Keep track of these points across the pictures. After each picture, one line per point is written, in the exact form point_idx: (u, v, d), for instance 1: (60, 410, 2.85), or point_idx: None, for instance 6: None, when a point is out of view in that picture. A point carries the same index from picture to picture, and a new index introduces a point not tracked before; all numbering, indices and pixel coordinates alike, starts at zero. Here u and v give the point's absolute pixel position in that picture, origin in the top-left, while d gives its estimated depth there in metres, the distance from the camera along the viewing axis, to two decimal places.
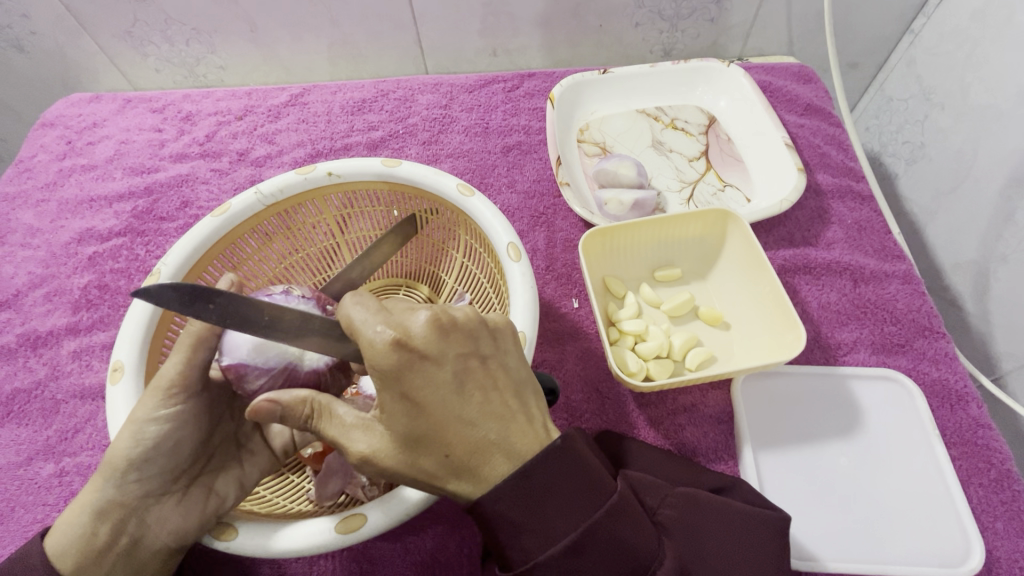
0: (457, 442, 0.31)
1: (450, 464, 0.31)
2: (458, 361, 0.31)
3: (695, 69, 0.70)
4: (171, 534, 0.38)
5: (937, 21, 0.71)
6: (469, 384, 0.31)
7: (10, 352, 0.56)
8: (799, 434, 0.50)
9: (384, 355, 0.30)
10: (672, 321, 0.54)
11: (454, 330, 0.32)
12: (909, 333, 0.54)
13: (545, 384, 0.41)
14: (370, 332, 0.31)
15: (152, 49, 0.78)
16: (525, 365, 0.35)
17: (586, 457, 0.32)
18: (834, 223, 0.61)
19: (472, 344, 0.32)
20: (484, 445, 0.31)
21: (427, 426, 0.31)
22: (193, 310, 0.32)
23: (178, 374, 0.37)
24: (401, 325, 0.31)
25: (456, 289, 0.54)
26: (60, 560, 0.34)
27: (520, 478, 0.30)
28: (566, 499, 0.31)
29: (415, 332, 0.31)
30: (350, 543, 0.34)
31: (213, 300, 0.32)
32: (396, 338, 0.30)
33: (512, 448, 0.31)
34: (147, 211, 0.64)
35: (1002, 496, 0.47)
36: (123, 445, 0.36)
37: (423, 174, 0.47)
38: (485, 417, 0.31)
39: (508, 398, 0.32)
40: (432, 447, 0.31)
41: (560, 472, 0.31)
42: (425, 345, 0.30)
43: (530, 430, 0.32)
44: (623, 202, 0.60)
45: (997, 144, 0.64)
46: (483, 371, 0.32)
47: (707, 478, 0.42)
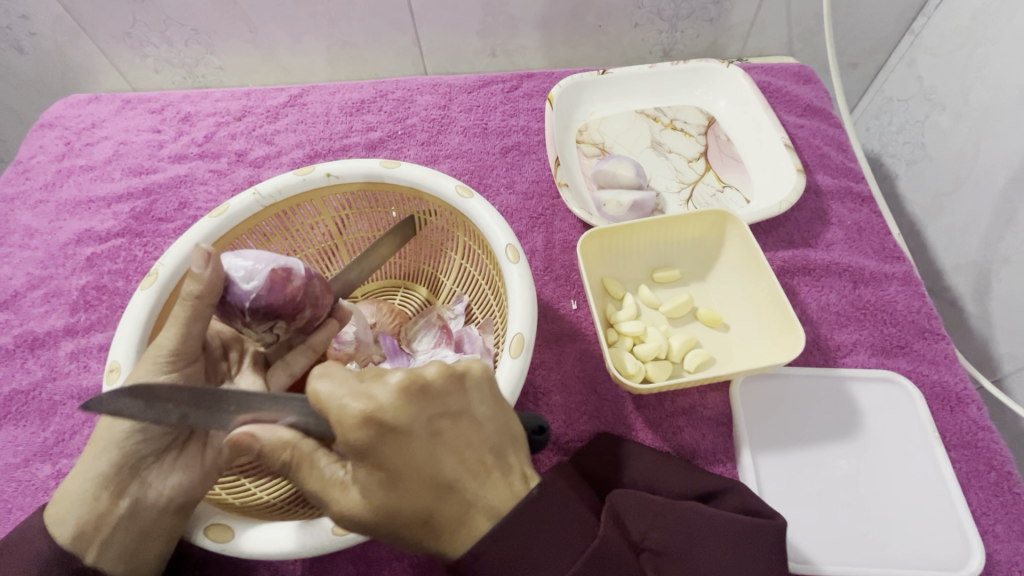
0: (435, 504, 0.31)
1: (430, 528, 0.31)
2: (429, 424, 0.31)
3: (695, 69, 0.70)
4: (175, 489, 0.36)
5: (938, 22, 0.71)
6: (441, 447, 0.31)
7: (8, 352, 0.56)
8: (801, 438, 0.49)
9: (355, 429, 0.30)
10: (672, 323, 0.54)
11: (422, 394, 0.31)
12: (909, 335, 0.54)
13: (533, 423, 0.37)
14: (337, 405, 0.31)
15: (151, 50, 0.78)
16: (505, 416, 0.34)
17: (567, 499, 0.33)
18: (834, 223, 0.61)
19: (442, 404, 0.32)
20: (463, 507, 0.31)
21: (404, 494, 0.31)
22: (153, 413, 0.32)
23: (176, 343, 0.37)
24: (368, 395, 0.31)
25: (455, 290, 0.54)
26: (59, 529, 0.35)
27: (500, 534, 0.31)
28: (547, 545, 0.32)
29: (382, 402, 0.30)
30: (349, 544, 0.34)
31: (170, 400, 0.32)
32: (361, 412, 0.30)
33: (489, 506, 0.31)
34: (146, 212, 0.64)
35: (1003, 499, 0.46)
36: (122, 405, 0.36)
37: (421, 175, 0.47)
38: (459, 478, 0.31)
39: (484, 454, 0.32)
40: (409, 513, 0.31)
41: (541, 517, 0.32)
42: (392, 416, 0.30)
43: (505, 484, 0.32)
44: (622, 202, 0.60)
45: (999, 144, 0.64)
46: (456, 431, 0.32)
47: (702, 481, 0.42)
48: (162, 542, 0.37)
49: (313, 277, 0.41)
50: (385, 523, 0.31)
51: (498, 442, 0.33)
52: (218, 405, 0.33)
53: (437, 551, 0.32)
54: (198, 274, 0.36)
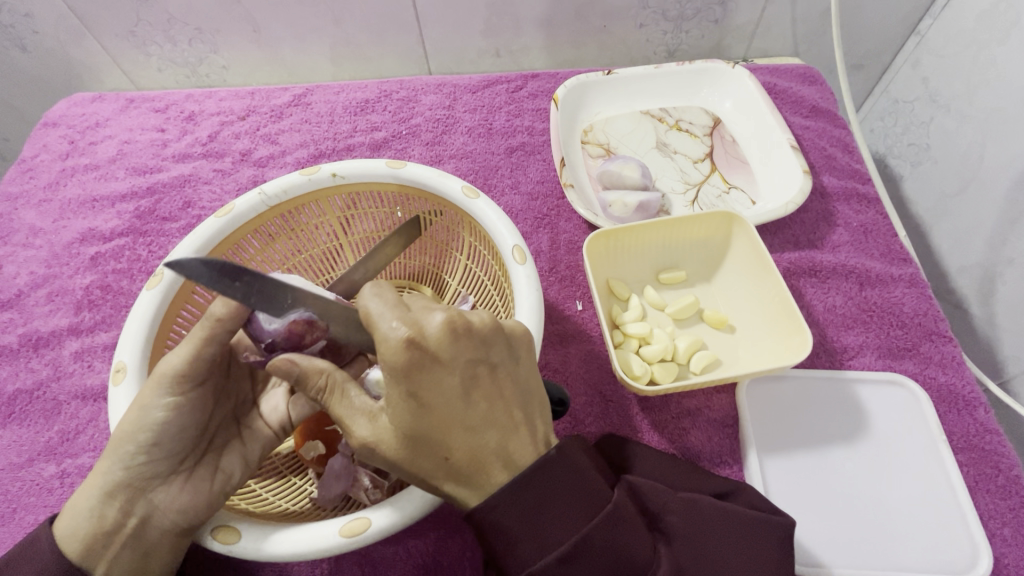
0: (458, 446, 0.31)
1: (447, 466, 0.31)
2: (468, 367, 0.31)
3: (701, 69, 0.69)
4: (178, 513, 0.36)
5: (944, 23, 0.71)
6: (475, 391, 0.31)
7: (12, 352, 0.56)
8: (804, 438, 0.49)
9: (395, 352, 0.30)
10: (678, 325, 0.54)
11: (468, 335, 0.31)
12: (916, 337, 0.54)
13: (556, 395, 0.40)
14: (384, 327, 0.30)
15: (155, 49, 0.78)
16: (536, 374, 0.34)
17: (582, 465, 0.33)
18: (840, 225, 0.61)
19: (484, 352, 0.32)
20: (485, 453, 0.31)
21: (430, 427, 0.31)
22: (222, 287, 0.33)
23: (183, 367, 0.36)
24: (415, 322, 0.31)
25: (460, 291, 0.54)
26: (66, 544, 0.34)
27: (517, 488, 0.31)
28: (561, 506, 0.32)
29: (430, 332, 0.30)
30: (358, 546, 0.33)
31: (241, 278, 0.33)
32: (407, 337, 0.30)
33: (510, 459, 0.32)
34: (149, 212, 0.64)
35: (1011, 502, 0.46)
36: (126, 427, 0.35)
37: (428, 176, 0.47)
38: (487, 424, 0.31)
39: (514, 410, 0.32)
40: (433, 449, 0.31)
41: (556, 481, 0.32)
42: (436, 348, 0.30)
43: (530, 442, 0.32)
44: (628, 204, 0.59)
45: (1005, 146, 0.63)
46: (492, 381, 0.32)
47: (708, 483, 0.42)
48: (167, 558, 0.37)
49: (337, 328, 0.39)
50: (406, 453, 0.31)
51: (527, 398, 0.33)
52: (278, 290, 0.35)
53: (448, 490, 0.32)
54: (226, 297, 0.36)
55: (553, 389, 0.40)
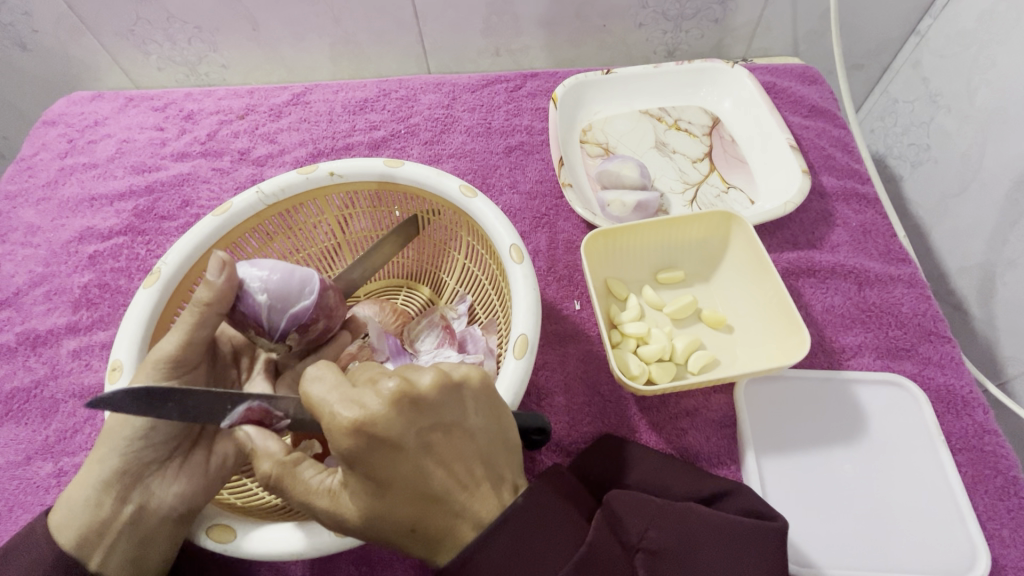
0: (423, 517, 0.31)
1: (416, 537, 0.31)
2: (421, 437, 0.31)
3: (700, 69, 0.69)
4: (177, 498, 0.36)
5: (945, 23, 0.70)
6: (432, 462, 0.31)
7: (10, 351, 0.56)
8: (801, 440, 0.49)
9: (344, 438, 0.29)
10: (675, 325, 0.54)
11: (416, 407, 0.30)
12: (914, 338, 0.54)
13: (535, 424, 0.38)
14: (329, 412, 0.30)
15: (153, 47, 0.78)
16: (499, 425, 0.33)
17: (557, 507, 0.33)
18: (839, 225, 0.61)
19: (435, 418, 0.31)
20: (451, 517, 0.31)
21: (392, 502, 0.31)
22: (153, 412, 0.33)
23: (174, 350, 0.36)
24: (359, 404, 0.30)
25: (457, 291, 0.54)
26: (63, 532, 0.35)
27: (490, 537, 0.31)
28: (536, 551, 0.31)
29: (375, 412, 0.29)
30: (352, 545, 0.33)
31: (170, 399, 0.33)
32: (353, 422, 0.29)
33: (478, 519, 0.31)
34: (148, 211, 0.64)
35: (1009, 503, 0.46)
36: (122, 412, 0.36)
37: (425, 175, 0.47)
38: (449, 490, 0.31)
39: (475, 469, 0.32)
40: (398, 523, 0.31)
41: (527, 523, 0.32)
42: (385, 429, 0.29)
43: (496, 497, 0.32)
44: (626, 203, 0.59)
45: (1005, 146, 0.63)
46: (448, 444, 0.31)
47: (705, 483, 0.42)
48: (165, 546, 0.37)
49: (326, 288, 0.40)
50: (372, 527, 0.31)
51: (489, 451, 0.33)
52: (213, 403, 0.34)
53: (422, 554, 0.32)
54: (212, 283, 0.36)
55: (530, 419, 0.38)
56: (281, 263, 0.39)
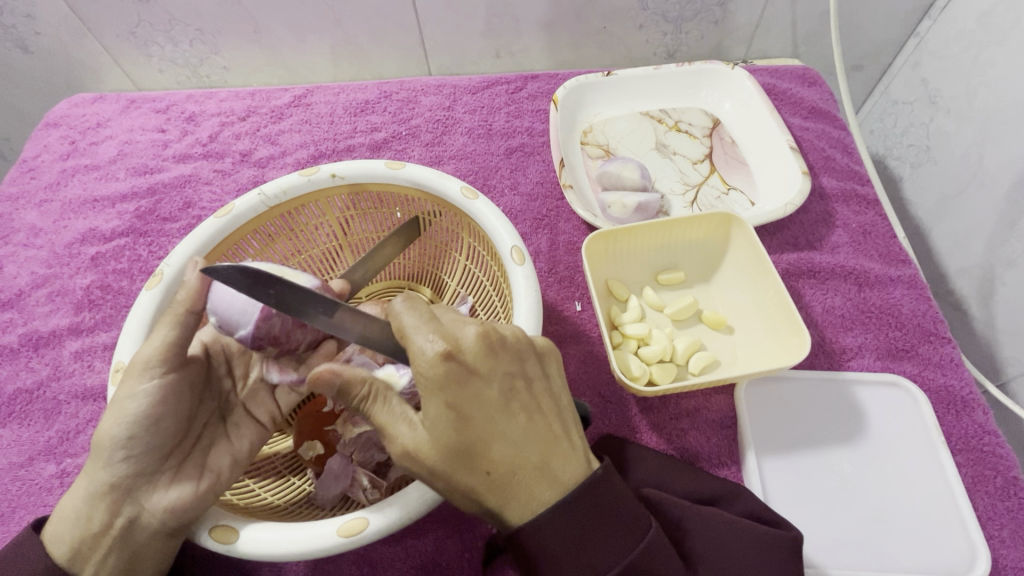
0: (499, 461, 0.31)
1: (489, 482, 0.31)
2: (505, 378, 0.32)
3: (700, 71, 0.70)
4: (165, 514, 0.36)
5: (944, 24, 0.71)
6: (513, 404, 0.32)
7: (12, 352, 0.56)
8: (802, 441, 0.49)
9: (435, 365, 0.30)
10: (676, 326, 0.54)
11: (502, 348, 0.32)
12: (915, 339, 0.54)
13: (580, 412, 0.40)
14: (421, 341, 0.31)
15: (155, 49, 0.78)
16: (565, 388, 0.36)
17: (622, 491, 0.33)
18: (839, 227, 0.61)
19: (518, 365, 0.33)
20: (528, 467, 0.31)
21: (471, 439, 0.31)
22: (253, 293, 0.35)
23: (158, 355, 0.37)
24: (451, 336, 0.31)
25: (458, 292, 0.54)
26: (56, 545, 0.35)
27: (565, 509, 0.31)
28: (607, 534, 0.32)
29: (465, 344, 0.31)
30: (357, 546, 0.33)
31: (271, 287, 0.35)
32: (444, 350, 0.31)
33: (553, 475, 0.32)
34: (150, 212, 0.64)
35: (1009, 504, 0.46)
36: (107, 425, 0.36)
37: (426, 176, 0.47)
38: (527, 438, 0.31)
39: (552, 424, 0.33)
40: (474, 463, 0.31)
41: (600, 508, 0.32)
42: (472, 360, 0.31)
43: (571, 452, 0.33)
44: (626, 205, 0.59)
45: (1004, 147, 0.63)
46: (528, 393, 0.33)
47: (706, 484, 0.42)
48: (155, 557, 0.37)
49: (274, 318, 0.38)
50: (447, 466, 0.31)
51: (561, 412, 0.34)
52: (304, 300, 0.35)
53: (490, 505, 0.31)
54: (188, 283, 0.38)
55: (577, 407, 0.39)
56: None
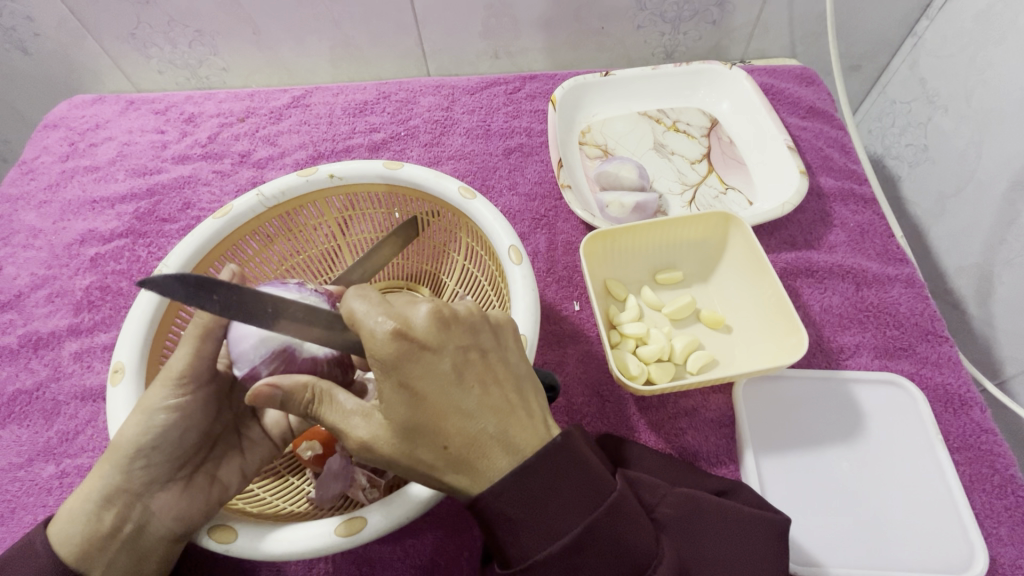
0: (455, 434, 0.31)
1: (446, 457, 0.31)
2: (458, 352, 0.31)
3: (697, 71, 0.70)
4: (175, 521, 0.37)
5: (941, 25, 0.71)
6: (467, 375, 0.31)
7: (12, 353, 0.56)
8: (800, 438, 0.49)
9: (384, 345, 0.30)
10: (675, 325, 0.54)
11: (453, 322, 0.32)
12: (912, 337, 0.54)
13: (545, 381, 0.40)
14: (370, 323, 0.30)
15: (155, 51, 0.78)
16: (527, 363, 0.34)
17: (586, 455, 0.32)
18: (837, 226, 0.61)
19: (472, 337, 0.32)
20: (485, 439, 0.31)
21: (424, 416, 0.30)
22: (196, 301, 0.31)
23: (187, 365, 0.37)
24: (402, 316, 0.31)
25: (457, 292, 0.54)
26: (62, 545, 0.34)
27: (524, 471, 0.30)
28: (568, 496, 0.31)
29: (416, 323, 0.31)
30: (355, 545, 0.34)
31: (216, 291, 0.31)
32: (395, 330, 0.30)
33: (512, 444, 0.31)
34: (149, 213, 0.65)
35: (1006, 502, 0.46)
36: (130, 431, 0.36)
37: (424, 176, 0.47)
38: (484, 409, 0.31)
39: (509, 395, 0.32)
40: (429, 438, 0.31)
41: (560, 471, 0.31)
42: (424, 336, 0.30)
43: (530, 425, 0.32)
44: (625, 204, 0.59)
45: (1002, 146, 0.63)
46: (484, 365, 0.32)
47: (707, 481, 0.42)
48: (158, 562, 0.37)
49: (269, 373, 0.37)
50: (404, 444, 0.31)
51: (520, 384, 0.33)
52: (259, 303, 0.32)
53: (448, 481, 0.32)
54: None
55: (542, 375, 0.40)
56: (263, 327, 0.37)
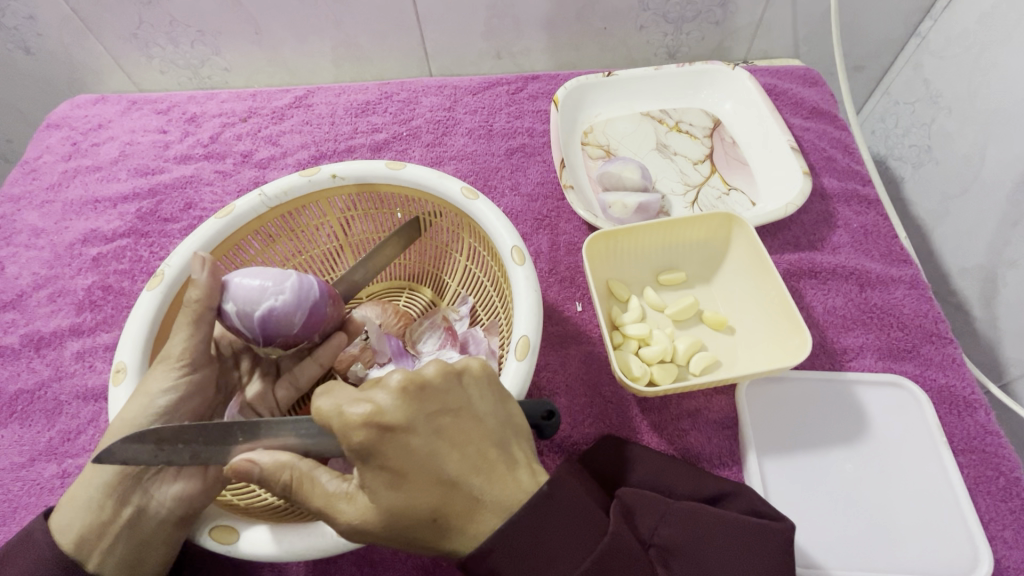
0: (443, 504, 0.30)
1: (439, 528, 0.30)
2: (431, 422, 0.31)
3: (700, 71, 0.70)
4: (175, 502, 0.36)
5: (946, 25, 0.71)
6: (444, 445, 0.31)
7: (14, 352, 0.56)
8: (802, 443, 0.49)
9: (356, 433, 0.30)
10: (677, 326, 0.54)
11: (423, 393, 0.31)
12: (916, 339, 0.54)
13: (541, 408, 0.37)
14: (340, 415, 0.30)
15: (157, 51, 0.78)
16: (505, 411, 0.33)
17: (572, 502, 0.33)
18: (840, 227, 0.61)
19: (443, 402, 0.31)
20: (473, 503, 0.31)
21: (409, 494, 0.30)
22: (164, 458, 0.34)
23: (184, 347, 0.38)
24: (370, 399, 0.31)
25: (459, 292, 0.54)
26: (62, 534, 0.35)
27: (510, 530, 0.30)
28: (556, 546, 0.31)
29: (384, 405, 0.30)
30: (354, 547, 0.33)
31: (182, 441, 0.33)
32: (365, 416, 0.30)
33: (497, 501, 0.31)
34: (152, 213, 0.64)
35: (1011, 504, 0.46)
36: (128, 416, 0.36)
37: (427, 177, 0.47)
38: (465, 473, 0.31)
39: (489, 450, 0.32)
40: (418, 516, 0.30)
41: (546, 520, 0.31)
42: (393, 418, 0.30)
43: (511, 477, 0.32)
44: (627, 205, 0.59)
45: (1007, 146, 0.63)
46: (459, 430, 0.31)
47: (708, 483, 0.42)
48: (163, 549, 0.37)
49: (295, 291, 0.39)
50: (393, 527, 0.30)
51: (501, 433, 0.33)
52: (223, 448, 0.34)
53: (446, 550, 0.31)
54: (199, 281, 0.38)
55: (536, 405, 0.37)
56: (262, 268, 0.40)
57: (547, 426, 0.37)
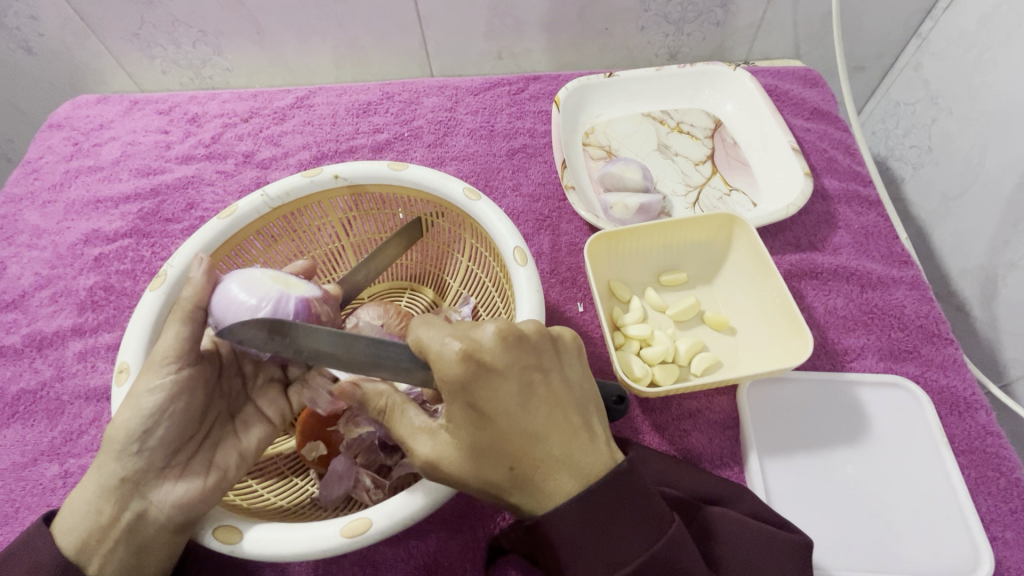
0: (522, 454, 0.31)
1: (513, 477, 0.31)
2: (524, 374, 0.31)
3: (701, 72, 0.70)
4: (174, 508, 0.36)
5: (946, 26, 0.71)
6: (533, 397, 0.31)
7: (16, 352, 0.56)
8: (805, 442, 0.49)
9: (452, 369, 0.30)
10: (678, 326, 0.54)
11: (519, 343, 0.31)
12: (917, 340, 0.54)
13: (614, 392, 0.39)
14: (439, 346, 0.31)
15: (159, 51, 0.78)
16: (588, 379, 0.35)
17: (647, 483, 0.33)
18: (841, 228, 0.61)
19: (535, 357, 0.32)
20: (551, 460, 0.31)
21: (492, 436, 0.31)
22: (272, 346, 0.34)
23: (174, 344, 0.38)
24: (469, 337, 0.31)
25: (461, 293, 0.54)
26: (63, 538, 0.35)
27: (588, 498, 0.31)
28: (629, 522, 0.32)
29: (484, 345, 0.30)
30: (358, 548, 0.33)
31: (287, 334, 0.34)
32: (464, 351, 0.30)
33: (576, 465, 0.31)
34: (153, 213, 0.65)
35: (1013, 505, 0.46)
36: (123, 419, 0.36)
37: (429, 178, 0.47)
38: (548, 430, 0.31)
39: (573, 415, 0.32)
40: (496, 459, 0.31)
41: (621, 498, 0.31)
42: (492, 358, 0.30)
43: (591, 446, 0.32)
44: (629, 206, 0.59)
45: (1007, 148, 0.63)
46: (547, 387, 0.32)
47: (709, 484, 0.42)
48: (162, 554, 0.37)
49: (268, 324, 0.38)
50: (470, 467, 0.31)
51: (582, 401, 0.33)
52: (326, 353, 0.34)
53: (514, 501, 0.32)
54: (195, 280, 0.39)
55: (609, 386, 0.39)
56: (248, 284, 0.38)
57: (618, 409, 0.39)
